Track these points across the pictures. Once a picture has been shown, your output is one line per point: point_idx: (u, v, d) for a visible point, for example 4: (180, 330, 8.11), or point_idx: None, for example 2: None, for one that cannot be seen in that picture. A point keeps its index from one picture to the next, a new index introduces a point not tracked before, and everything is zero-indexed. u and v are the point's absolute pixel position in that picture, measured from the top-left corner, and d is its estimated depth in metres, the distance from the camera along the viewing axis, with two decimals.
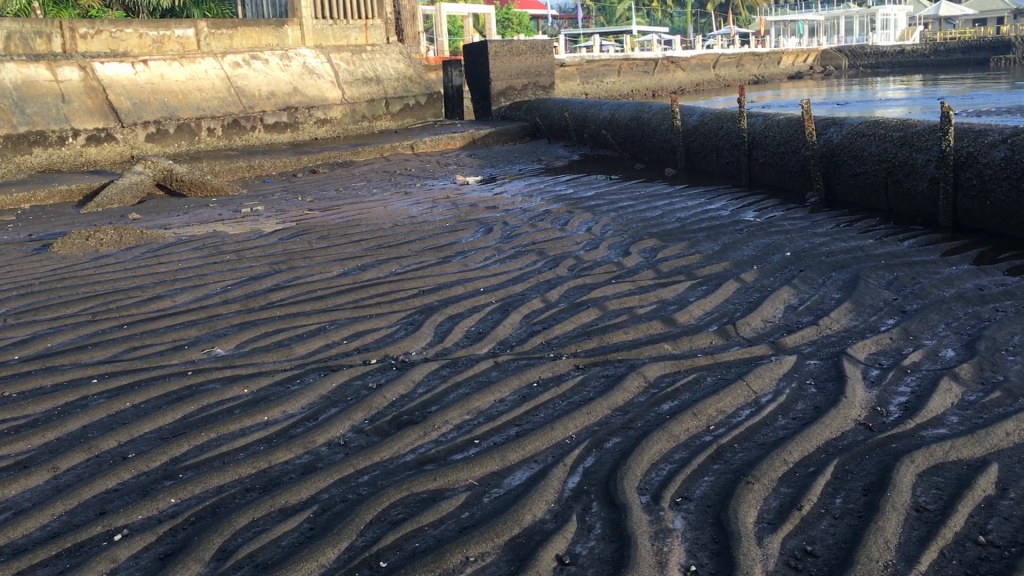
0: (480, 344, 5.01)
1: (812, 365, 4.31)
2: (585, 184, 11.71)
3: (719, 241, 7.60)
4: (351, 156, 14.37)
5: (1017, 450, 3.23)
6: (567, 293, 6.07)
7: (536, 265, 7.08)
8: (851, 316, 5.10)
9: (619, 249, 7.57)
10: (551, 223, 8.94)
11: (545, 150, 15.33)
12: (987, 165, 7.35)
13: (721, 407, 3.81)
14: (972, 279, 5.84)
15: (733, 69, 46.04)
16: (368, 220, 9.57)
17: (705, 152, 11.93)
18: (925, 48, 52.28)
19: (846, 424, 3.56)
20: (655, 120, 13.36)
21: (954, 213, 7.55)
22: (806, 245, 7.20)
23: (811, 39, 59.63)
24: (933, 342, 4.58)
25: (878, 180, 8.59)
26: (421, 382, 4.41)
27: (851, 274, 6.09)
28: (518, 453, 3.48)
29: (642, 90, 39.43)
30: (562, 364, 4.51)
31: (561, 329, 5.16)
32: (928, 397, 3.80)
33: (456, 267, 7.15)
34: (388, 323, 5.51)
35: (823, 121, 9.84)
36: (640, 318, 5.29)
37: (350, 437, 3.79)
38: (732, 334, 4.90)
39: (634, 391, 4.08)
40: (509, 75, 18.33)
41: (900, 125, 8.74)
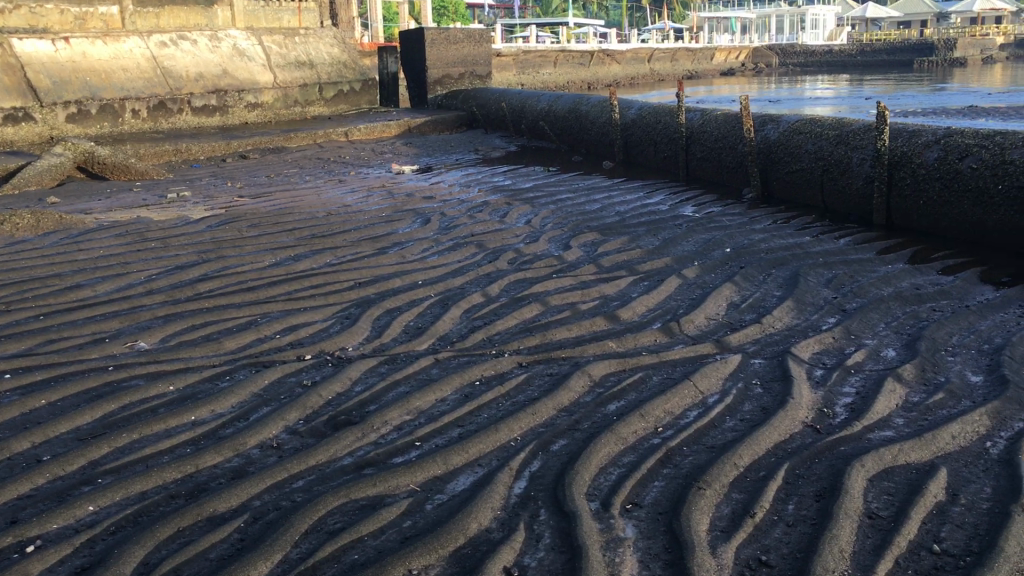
0: (419, 339, 4.86)
1: (757, 365, 4.27)
2: (523, 176, 11.60)
3: (658, 236, 7.57)
4: (283, 141, 14.04)
5: (963, 453, 3.23)
6: (508, 287, 5.94)
7: (475, 257, 6.95)
8: (793, 314, 5.09)
9: (559, 242, 7.48)
10: (490, 215, 8.81)
11: (481, 140, 15.16)
12: (921, 165, 7.44)
13: (668, 408, 3.73)
14: (909, 278, 5.89)
15: (666, 64, 46.48)
16: (301, 208, 9.29)
17: (643, 146, 11.91)
18: (852, 48, 53.46)
19: (794, 426, 3.52)
20: (592, 112, 13.31)
21: (888, 212, 7.62)
22: (745, 242, 7.21)
23: (743, 37, 60.44)
24: (874, 342, 4.58)
25: (813, 178, 8.65)
26: (358, 380, 4.24)
27: (790, 271, 6.10)
28: (461, 456, 3.35)
29: (577, 82, 39.54)
30: (505, 361, 4.39)
31: (502, 325, 5.04)
32: (873, 398, 3.79)
33: (393, 258, 6.96)
34: (322, 317, 5.32)
35: (760, 118, 9.89)
36: (583, 315, 5.20)
37: (283, 439, 3.61)
38: (676, 332, 4.84)
39: (579, 391, 3.98)
40: (446, 64, 18.10)
41: (835, 123, 8.82)
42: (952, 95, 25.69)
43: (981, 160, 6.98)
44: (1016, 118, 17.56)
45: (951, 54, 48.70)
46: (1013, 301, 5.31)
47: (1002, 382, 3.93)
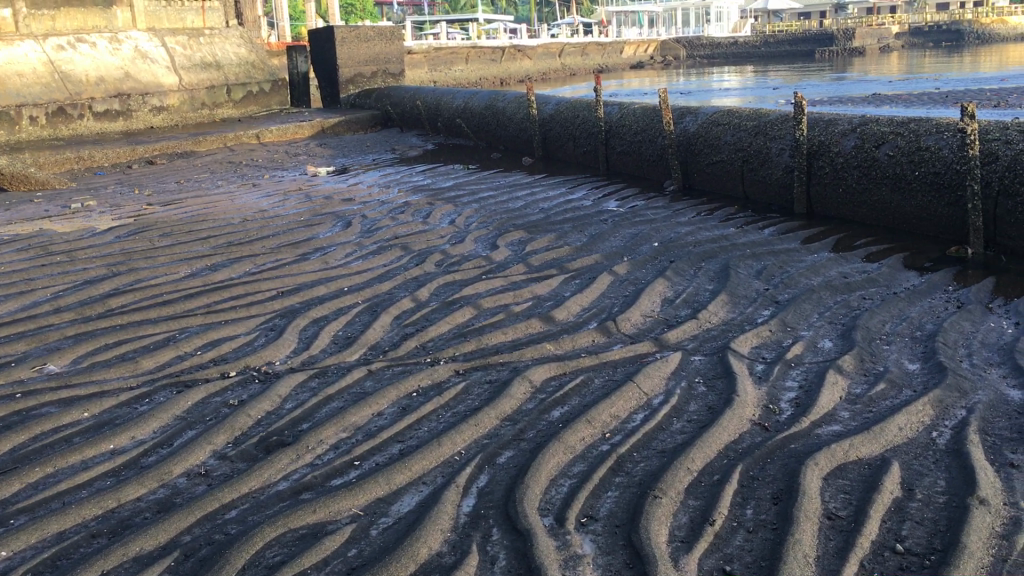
0: (350, 350, 4.66)
1: (698, 362, 4.21)
2: (443, 174, 11.43)
3: (585, 232, 7.50)
4: (192, 145, 13.54)
5: (912, 445, 3.23)
6: (438, 291, 5.79)
7: (401, 261, 6.76)
8: (728, 308, 5.06)
9: (485, 242, 7.34)
10: (413, 216, 8.63)
11: (398, 139, 14.93)
12: (839, 154, 7.54)
13: (614, 412, 3.64)
14: (836, 267, 5.94)
15: (577, 58, 46.75)
16: (215, 215, 8.95)
17: (562, 141, 11.87)
18: (756, 40, 54.66)
19: (742, 425, 3.46)
20: (510, 108, 13.23)
21: (809, 200, 7.73)
22: (673, 235, 7.19)
23: (651, 31, 61.20)
24: (811, 333, 4.59)
25: (734, 169, 8.72)
26: (288, 397, 4.02)
27: (720, 264, 6.09)
28: (404, 474, 3.18)
29: (490, 78, 39.46)
30: (441, 370, 4.24)
31: (436, 331, 4.88)
32: (817, 391, 3.76)
33: (316, 265, 6.73)
34: (246, 330, 5.06)
35: (678, 110, 9.93)
36: (518, 317, 5.08)
37: (211, 466, 3.38)
38: (613, 331, 4.76)
39: (521, 398, 3.86)
40: (358, 62, 17.77)
41: (753, 114, 8.90)
42: (855, 83, 26.44)
43: (897, 147, 7.10)
44: (915, 104, 18.09)
45: (851, 44, 50.20)
46: (937, 286, 5.40)
47: (939, 369, 3.96)
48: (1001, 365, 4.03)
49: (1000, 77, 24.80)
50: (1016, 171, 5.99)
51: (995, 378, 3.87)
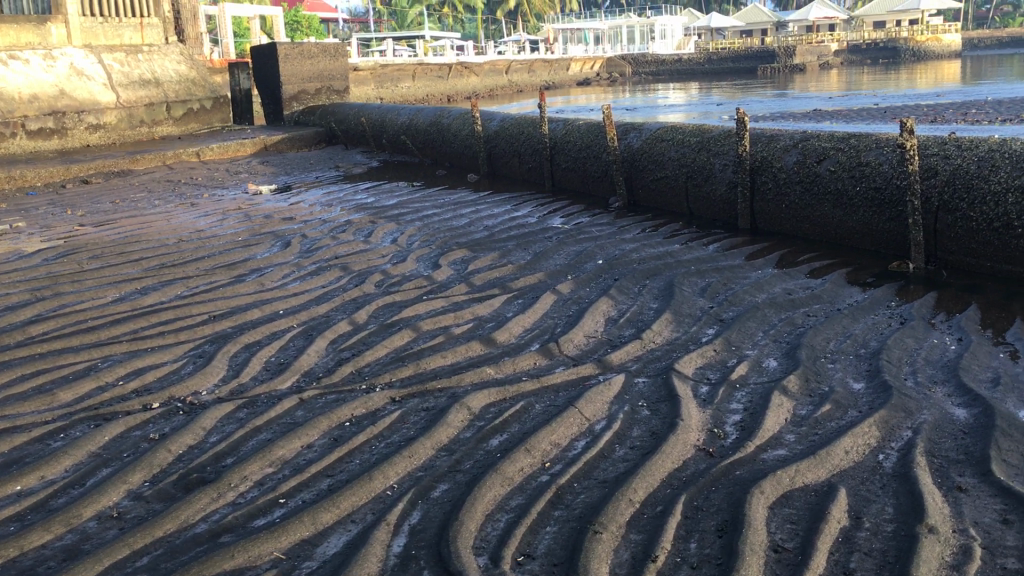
0: (281, 377, 4.46)
1: (641, 385, 4.09)
2: (386, 192, 11.25)
3: (529, 250, 7.38)
4: (128, 164, 13.15)
5: (858, 470, 3.15)
6: (377, 313, 5.61)
7: (340, 282, 6.57)
8: (672, 327, 4.97)
9: (427, 261, 7.18)
10: (354, 235, 8.43)
11: (342, 156, 14.72)
12: (781, 170, 7.54)
13: (555, 439, 3.50)
14: (780, 283, 5.90)
15: (524, 74, 46.91)
16: (149, 235, 8.64)
17: (507, 157, 11.77)
18: (701, 57, 55.38)
19: (685, 451, 3.35)
20: (455, 125, 13.12)
21: (753, 216, 7.71)
22: (617, 252, 7.11)
23: (596, 48, 61.66)
24: (755, 352, 4.51)
25: (678, 185, 8.69)
26: (214, 429, 3.81)
27: (665, 281, 6.01)
28: (330, 512, 3.00)
29: (437, 95, 39.32)
30: (377, 397, 4.06)
31: (372, 356, 4.70)
32: (761, 414, 3.67)
33: (251, 287, 6.49)
34: (172, 358, 4.82)
35: (622, 126, 9.88)
36: (458, 339, 4.92)
37: (124, 507, 3.16)
38: (555, 353, 4.62)
39: (458, 426, 3.69)
40: (301, 79, 17.51)
41: (697, 131, 8.89)
42: (796, 100, 26.83)
43: (838, 163, 7.11)
44: (855, 120, 18.37)
45: (791, 60, 51.10)
46: (880, 302, 5.38)
47: (884, 388, 3.90)
48: (945, 383, 3.98)
49: (935, 94, 25.42)
50: (954, 186, 6.01)
51: (940, 397, 3.81)
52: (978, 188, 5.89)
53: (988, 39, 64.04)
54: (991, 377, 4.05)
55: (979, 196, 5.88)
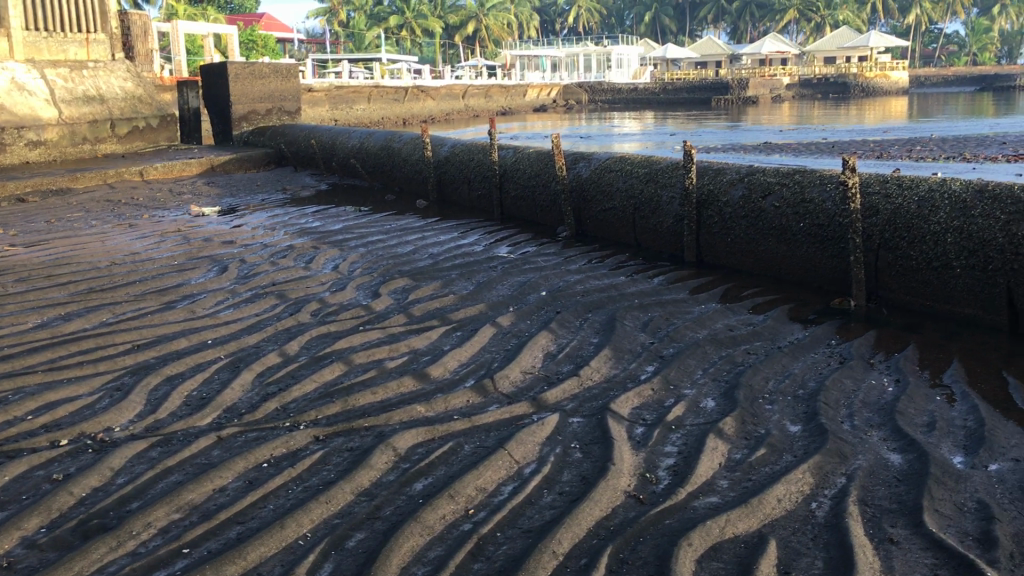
0: (201, 413, 4.26)
1: (575, 425, 3.97)
2: (333, 216, 11.06)
3: (472, 279, 7.26)
4: (68, 182, 12.78)
5: (789, 519, 3.06)
6: (309, 344, 5.43)
7: (275, 310, 6.38)
8: (611, 364, 4.87)
9: (367, 290, 7.02)
10: (295, 261, 8.24)
11: (291, 178, 14.49)
12: (727, 204, 7.52)
13: (480, 484, 3.35)
14: (722, 318, 5.85)
15: (480, 100, 47.03)
16: (81, 257, 8.35)
17: (456, 184, 11.66)
18: (655, 87, 56.05)
19: (615, 497, 3.23)
20: (405, 150, 12.98)
21: (698, 249, 7.65)
22: (561, 284, 7.01)
23: (553, 75, 62.08)
24: (693, 392, 4.42)
25: (625, 216, 8.64)
26: (123, 469, 3.61)
27: (606, 315, 5.92)
28: (236, 565, 2.84)
29: (392, 117, 39.21)
30: (299, 436, 3.88)
31: (300, 391, 4.52)
32: (695, 458, 3.56)
33: (181, 314, 6.27)
34: (88, 390, 4.60)
35: (571, 155, 9.83)
36: (391, 374, 4.76)
37: (15, 556, 2.96)
38: (489, 390, 4.49)
39: (381, 468, 3.54)
40: (251, 99, 17.25)
41: (645, 161, 8.86)
42: (747, 132, 27.18)
43: (782, 198, 7.11)
44: (804, 153, 18.64)
45: (744, 92, 51.90)
46: (820, 340, 5.35)
47: (821, 432, 3.83)
48: (882, 426, 3.93)
49: (881, 130, 25.96)
50: (894, 224, 6.03)
51: (876, 441, 3.75)
52: (917, 227, 5.91)
53: (934, 77, 65.78)
54: (927, 420, 4.00)
55: (918, 235, 5.90)
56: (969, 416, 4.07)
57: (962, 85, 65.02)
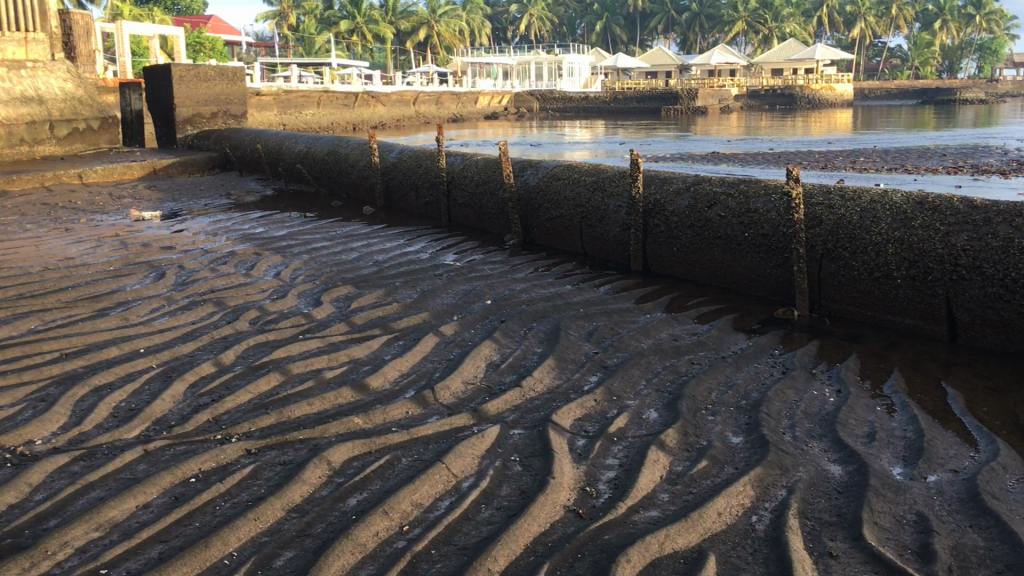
0: (128, 425, 4.10)
1: (516, 438, 3.89)
2: (277, 222, 10.86)
3: (417, 287, 7.15)
4: (3, 184, 12.37)
5: (729, 533, 3.01)
6: (246, 353, 5.27)
7: (212, 318, 6.20)
8: (554, 374, 4.81)
9: (309, 297, 6.87)
10: (236, 267, 8.05)
11: (235, 183, 14.22)
12: (673, 213, 7.51)
13: (416, 499, 3.25)
14: (667, 328, 5.82)
15: (431, 107, 46.86)
16: (11, 262, 8.06)
17: (404, 190, 11.54)
18: (606, 95, 56.46)
19: (554, 512, 3.15)
20: (352, 155, 12.83)
21: (645, 257, 7.69)
22: (506, 292, 6.94)
23: (504, 82, 62.18)
24: (636, 403, 4.37)
25: (572, 225, 8.61)
26: (41, 485, 3.44)
27: (551, 324, 5.86)
28: None
29: (341, 123, 38.86)
30: (230, 450, 3.74)
31: (234, 403, 4.37)
32: (636, 471, 3.50)
33: (114, 322, 6.06)
34: (9, 401, 4.40)
35: (519, 163, 9.77)
36: (329, 385, 4.64)
37: None
38: (430, 401, 4.39)
39: (314, 482, 3.41)
40: (196, 102, 16.91)
41: (592, 170, 8.83)
42: (695, 141, 27.50)
43: (728, 208, 7.12)
44: (751, 163, 18.90)
45: (693, 103, 52.54)
46: (764, 350, 5.35)
47: (762, 443, 3.80)
48: (823, 437, 3.92)
49: (825, 141, 26.45)
50: (837, 235, 6.07)
51: (817, 453, 3.74)
52: (859, 238, 5.95)
53: (877, 90, 67.26)
54: (867, 432, 4.00)
55: (861, 246, 5.94)
56: (909, 427, 4.08)
57: (904, 98, 66.61)
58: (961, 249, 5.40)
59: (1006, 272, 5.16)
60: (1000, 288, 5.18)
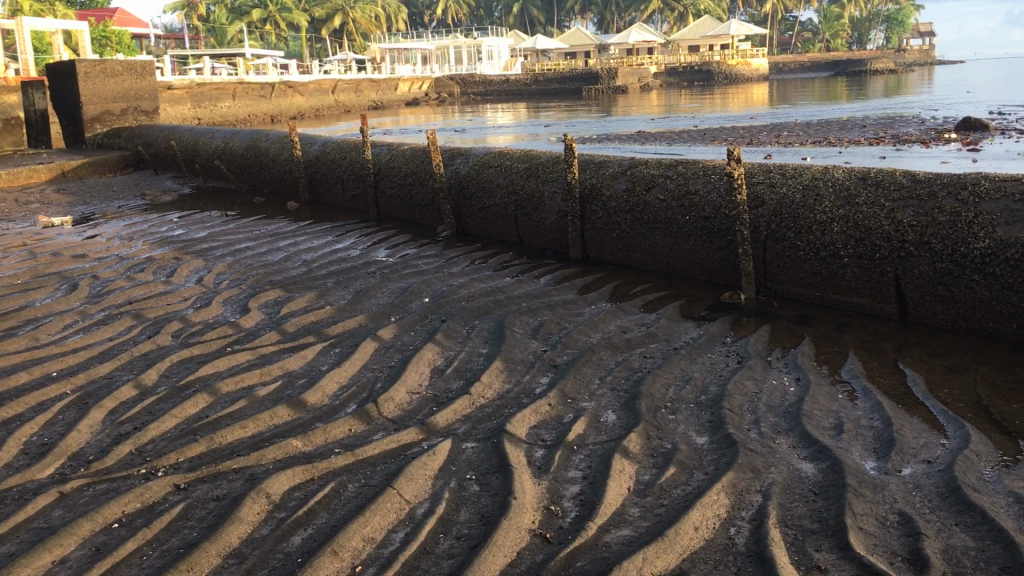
0: (40, 464, 3.70)
1: (469, 453, 3.63)
2: (197, 223, 10.35)
3: (350, 288, 6.81)
4: None
5: (709, 550, 2.82)
6: (170, 371, 4.89)
7: (131, 333, 5.77)
8: (503, 378, 4.55)
9: (235, 305, 6.47)
10: (154, 274, 7.58)
11: (150, 182, 13.58)
12: (611, 198, 7.32)
13: (367, 533, 2.96)
14: (615, 320, 5.61)
15: (350, 95, 45.91)
16: None
17: (329, 183, 11.13)
18: (526, 77, 56.20)
19: (520, 538, 2.90)
20: (272, 149, 12.35)
21: (584, 244, 7.49)
22: (444, 289, 6.65)
23: (423, 68, 61.34)
24: (592, 405, 4.15)
25: (507, 213, 8.36)
26: None
27: (495, 322, 5.60)
28: None
29: (259, 114, 37.73)
30: (156, 486, 3.39)
31: (159, 431, 4.00)
32: (602, 483, 3.28)
33: (22, 343, 5.58)
34: None
35: (447, 152, 9.47)
36: (262, 404, 4.30)
37: None
38: (374, 416, 4.09)
39: (254, 519, 3.10)
40: (104, 99, 16.10)
41: (524, 156, 8.57)
42: (620, 121, 27.55)
43: (666, 190, 6.94)
44: (678, 142, 18.93)
45: (614, 82, 52.63)
46: (716, 339, 5.18)
47: (728, 443, 3.62)
48: (790, 432, 3.76)
49: (747, 116, 26.70)
50: (781, 215, 5.96)
51: (786, 450, 3.57)
52: (804, 217, 5.83)
53: (792, 63, 68.39)
54: (833, 423, 3.85)
55: (805, 225, 5.82)
56: (874, 415, 3.95)
57: (817, 72, 67.95)
58: (908, 225, 5.30)
59: (954, 246, 5.07)
60: (950, 263, 5.09)
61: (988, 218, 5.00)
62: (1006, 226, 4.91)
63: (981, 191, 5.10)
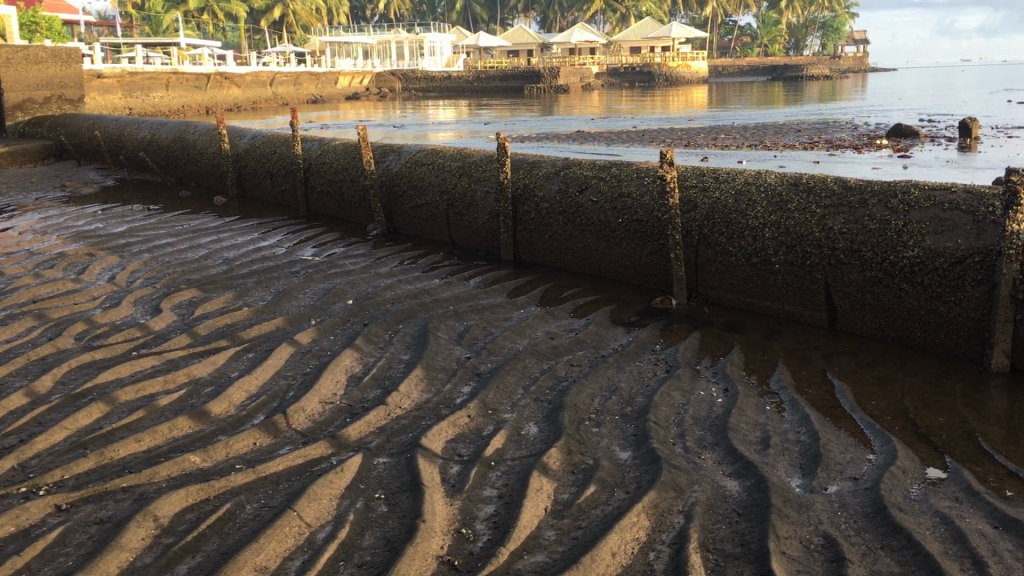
0: None
1: (380, 469, 3.42)
2: (117, 217, 9.92)
3: (271, 288, 6.53)
4: None
5: None
6: (67, 377, 4.57)
7: (30, 334, 5.42)
8: (422, 387, 4.34)
9: (146, 305, 6.14)
10: (64, 271, 7.20)
11: (71, 174, 13.02)
12: (543, 199, 7.16)
13: (260, 562, 2.73)
14: (543, 325, 5.44)
15: (290, 87, 44.97)
16: None
17: (258, 178, 10.77)
18: (468, 74, 55.73)
19: (426, 566, 2.71)
20: (200, 141, 11.93)
21: (515, 246, 7.34)
22: (369, 290, 6.40)
23: (364, 62, 60.52)
24: (514, 417, 3.96)
25: (438, 213, 8.16)
26: None
27: (418, 326, 5.38)
28: None
29: (194, 107, 36.68)
30: (35, 507, 3.11)
31: (46, 445, 3.71)
32: (518, 504, 3.10)
33: None
34: None
35: (379, 149, 9.22)
36: (163, 414, 4.03)
37: None
38: (281, 429, 3.85)
39: (137, 546, 2.85)
40: (26, 86, 15.40)
41: (457, 154, 8.36)
42: (559, 120, 27.52)
43: (599, 192, 6.79)
44: (618, 142, 18.89)
45: (556, 82, 52.48)
46: (645, 346, 5.05)
47: (652, 458, 3.47)
48: (715, 447, 3.63)
49: (686, 118, 26.87)
50: (713, 219, 5.86)
51: (711, 467, 3.43)
52: (736, 222, 5.74)
53: (731, 67, 69.09)
54: (760, 437, 3.73)
55: (737, 230, 5.73)
56: (801, 429, 3.84)
57: (757, 76, 68.81)
58: (838, 233, 5.22)
59: (884, 255, 5.00)
60: (879, 272, 5.03)
61: (917, 226, 4.93)
62: (935, 235, 4.84)
63: (911, 199, 5.04)
